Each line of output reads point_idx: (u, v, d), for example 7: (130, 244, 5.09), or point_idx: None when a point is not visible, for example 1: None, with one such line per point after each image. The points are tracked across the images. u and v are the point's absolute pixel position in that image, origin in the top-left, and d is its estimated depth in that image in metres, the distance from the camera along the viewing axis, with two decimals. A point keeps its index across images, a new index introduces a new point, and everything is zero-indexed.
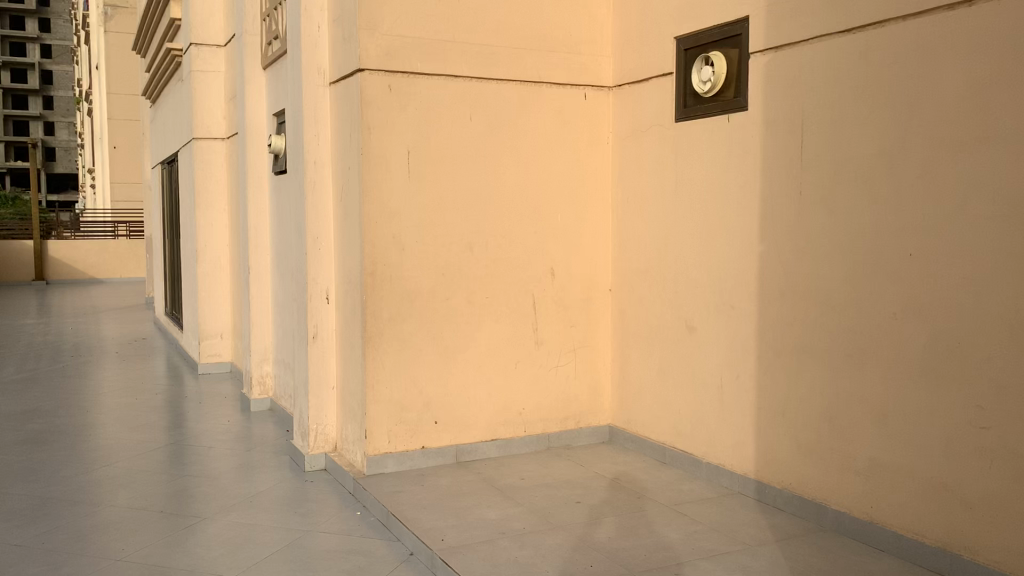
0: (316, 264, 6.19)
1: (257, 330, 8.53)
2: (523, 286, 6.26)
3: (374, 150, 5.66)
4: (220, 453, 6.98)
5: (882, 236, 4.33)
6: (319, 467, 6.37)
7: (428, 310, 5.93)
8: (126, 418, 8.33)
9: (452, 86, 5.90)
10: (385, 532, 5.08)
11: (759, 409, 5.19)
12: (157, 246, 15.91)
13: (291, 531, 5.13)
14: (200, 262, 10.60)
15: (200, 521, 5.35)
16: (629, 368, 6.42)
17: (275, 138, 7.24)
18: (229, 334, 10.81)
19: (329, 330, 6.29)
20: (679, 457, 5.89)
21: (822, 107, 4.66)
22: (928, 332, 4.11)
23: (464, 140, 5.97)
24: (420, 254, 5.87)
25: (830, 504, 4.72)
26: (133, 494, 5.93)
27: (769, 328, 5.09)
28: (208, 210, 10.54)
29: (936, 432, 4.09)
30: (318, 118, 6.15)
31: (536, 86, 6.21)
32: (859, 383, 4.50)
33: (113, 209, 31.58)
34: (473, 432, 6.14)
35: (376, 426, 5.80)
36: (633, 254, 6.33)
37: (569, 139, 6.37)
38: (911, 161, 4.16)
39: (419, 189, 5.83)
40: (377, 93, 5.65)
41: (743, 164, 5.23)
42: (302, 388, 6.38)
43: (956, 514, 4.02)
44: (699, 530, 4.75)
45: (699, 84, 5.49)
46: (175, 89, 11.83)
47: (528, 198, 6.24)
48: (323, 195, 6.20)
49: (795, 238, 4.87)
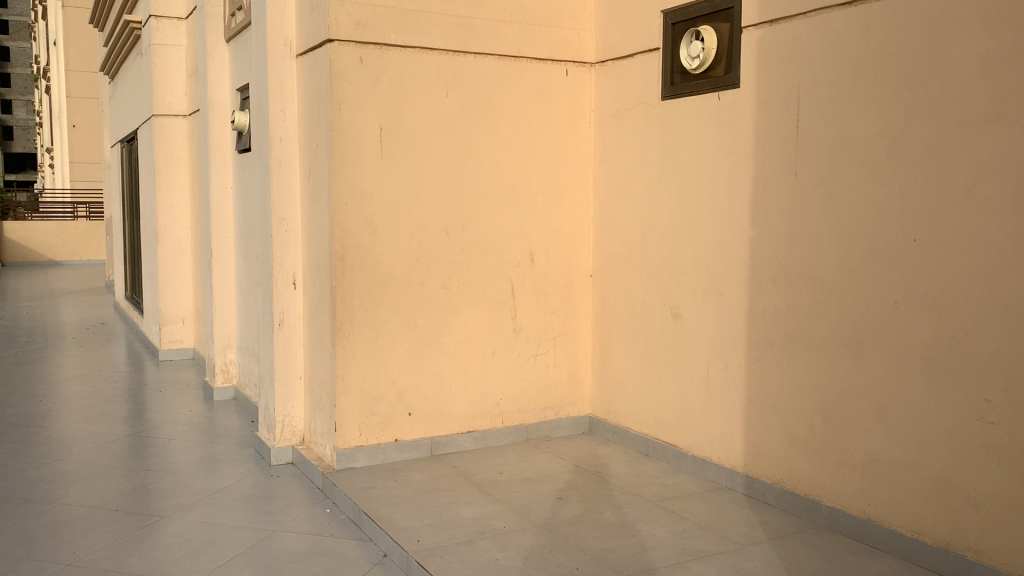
0: (281, 248, 5.86)
1: (220, 316, 8.17)
2: (501, 271, 5.98)
3: (345, 126, 5.33)
4: (181, 446, 6.63)
5: (884, 220, 4.11)
6: (286, 461, 6.07)
7: (402, 297, 5.63)
8: (82, 408, 7.94)
9: (427, 59, 5.58)
10: (356, 531, 4.81)
11: (748, 400, 4.99)
12: (116, 228, 15.37)
13: (257, 531, 4.83)
14: (160, 244, 10.19)
15: (159, 521, 5.02)
16: (611, 357, 6.19)
17: (239, 115, 6.85)
18: (191, 320, 10.43)
19: (295, 317, 5.96)
20: (663, 449, 5.68)
21: (820, 84, 4.42)
22: (932, 324, 3.91)
23: (440, 117, 5.66)
24: (394, 238, 5.57)
25: (824, 500, 4.53)
26: (88, 491, 5.59)
27: (760, 316, 4.87)
28: (169, 190, 10.11)
29: (941, 427, 3.89)
30: (285, 91, 5.80)
31: (514, 61, 5.91)
32: (856, 375, 4.30)
33: (71, 189, 30.72)
34: (448, 423, 5.87)
35: (346, 418, 5.51)
36: (615, 239, 6.08)
37: (550, 117, 6.10)
38: (917, 141, 3.94)
39: (392, 168, 5.52)
40: (348, 66, 5.31)
41: (734, 144, 4.99)
42: (268, 378, 6.06)
43: (961, 514, 3.83)
44: (687, 528, 4.53)
45: (688, 61, 5.22)
46: (134, 63, 11.32)
47: (506, 178, 5.95)
48: (290, 174, 5.86)
49: (789, 221, 4.65)
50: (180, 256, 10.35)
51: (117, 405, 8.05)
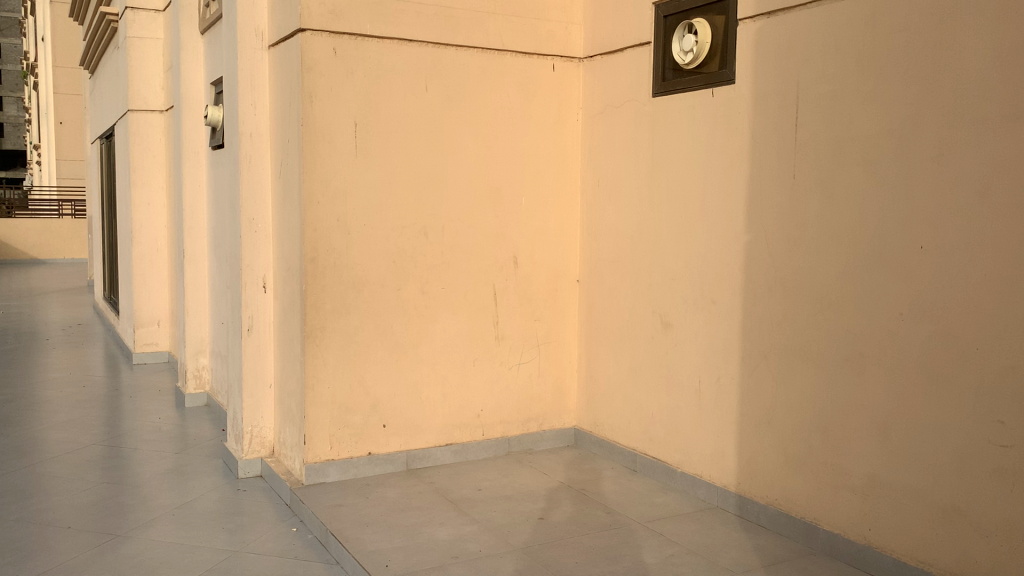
0: (251, 249, 5.55)
1: (192, 320, 7.86)
2: (483, 275, 5.69)
3: (316, 121, 5.03)
4: (148, 456, 6.31)
5: (888, 225, 3.84)
6: (254, 473, 5.75)
7: (376, 302, 5.33)
8: (48, 415, 7.60)
9: (405, 52, 5.29)
10: (323, 552, 4.50)
11: (741, 415, 4.71)
12: (96, 226, 15.01)
13: (217, 552, 4.52)
14: (136, 244, 9.89)
15: (115, 540, 4.71)
16: (598, 366, 5.90)
17: (212, 109, 6.45)
18: (167, 321, 10.12)
19: (265, 322, 5.66)
20: (651, 465, 5.39)
21: (821, 80, 4.15)
22: (938, 337, 3.64)
23: (418, 113, 5.36)
24: (368, 240, 5.27)
25: (822, 524, 4.24)
26: (44, 506, 5.28)
27: (754, 326, 4.59)
28: (145, 187, 9.80)
29: (948, 448, 3.62)
30: (255, 84, 5.50)
31: (498, 54, 5.62)
32: (856, 391, 4.02)
33: (57, 187, 30.30)
34: (425, 436, 5.57)
35: (316, 431, 5.20)
36: (603, 242, 5.80)
37: (536, 113, 5.81)
38: (924, 141, 3.66)
39: (367, 165, 5.22)
40: (321, 57, 5.01)
41: (728, 143, 4.71)
42: (236, 385, 5.76)
43: (970, 543, 3.55)
44: (676, 553, 4.24)
45: (680, 55, 4.93)
46: (112, 57, 10.97)
47: (488, 177, 5.65)
48: (261, 171, 5.56)
49: (786, 225, 4.37)
50: (156, 257, 10.04)
51: (85, 412, 7.71)
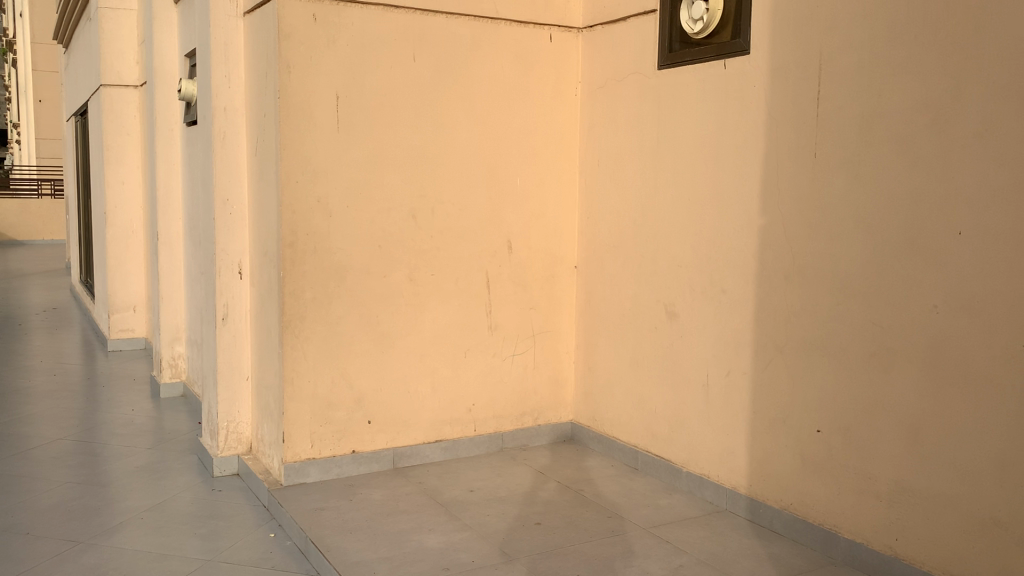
0: (226, 233, 5.17)
1: (167, 306, 7.48)
2: (475, 261, 5.33)
3: (295, 94, 4.64)
4: (119, 452, 5.93)
5: (923, 209, 3.49)
6: (231, 472, 5.39)
7: (360, 290, 4.96)
8: (15, 406, 7.20)
9: (392, 19, 4.90)
10: (303, 561, 4.15)
11: (754, 413, 4.38)
12: (72, 208, 14.50)
13: (188, 561, 4.16)
14: (110, 225, 9.48)
15: (78, 547, 4.34)
16: (597, 358, 5.57)
17: (186, 83, 6.00)
18: (143, 307, 9.73)
19: (242, 310, 5.28)
20: (654, 464, 5.07)
21: (847, 49, 3.79)
22: (979, 333, 3.30)
23: (406, 86, 4.98)
24: (352, 223, 4.89)
25: (843, 532, 3.93)
26: (4, 509, 4.89)
27: (769, 318, 4.26)
28: (119, 166, 9.39)
29: (989, 454, 3.29)
30: (230, 54, 5.09)
31: (491, 23, 5.24)
32: (883, 390, 3.69)
33: (35, 166, 29.65)
34: (413, 432, 5.23)
35: (296, 428, 4.85)
36: (603, 226, 5.45)
37: (532, 88, 5.43)
38: (966, 116, 3.31)
39: (351, 143, 4.84)
40: (299, 24, 4.61)
41: (742, 119, 4.35)
42: (210, 378, 5.39)
43: (1013, 559, 3.23)
44: (685, 563, 3.92)
45: (689, 24, 4.57)
46: (84, 28, 10.46)
47: (480, 155, 5.28)
48: (236, 149, 5.16)
49: (806, 208, 4.03)
50: (131, 239, 9.64)
51: (54, 403, 7.30)
